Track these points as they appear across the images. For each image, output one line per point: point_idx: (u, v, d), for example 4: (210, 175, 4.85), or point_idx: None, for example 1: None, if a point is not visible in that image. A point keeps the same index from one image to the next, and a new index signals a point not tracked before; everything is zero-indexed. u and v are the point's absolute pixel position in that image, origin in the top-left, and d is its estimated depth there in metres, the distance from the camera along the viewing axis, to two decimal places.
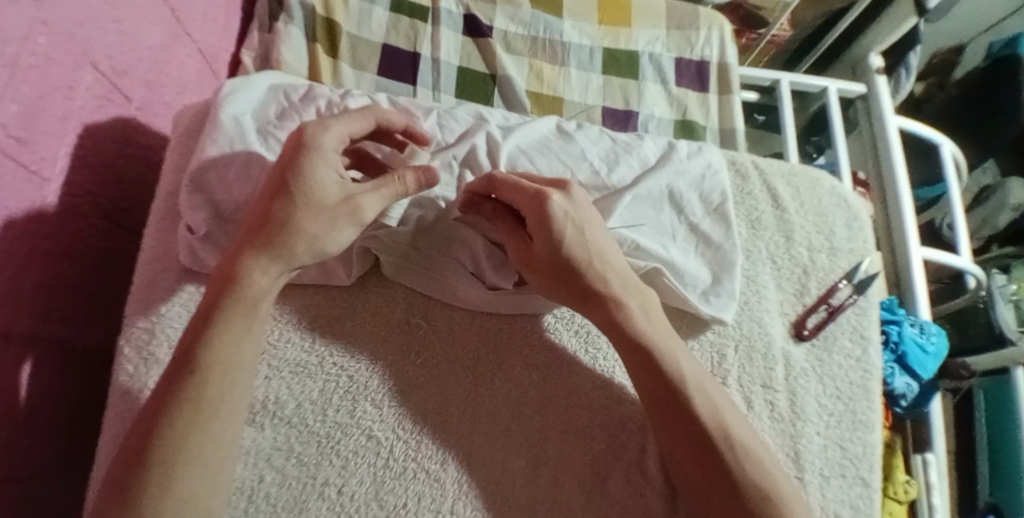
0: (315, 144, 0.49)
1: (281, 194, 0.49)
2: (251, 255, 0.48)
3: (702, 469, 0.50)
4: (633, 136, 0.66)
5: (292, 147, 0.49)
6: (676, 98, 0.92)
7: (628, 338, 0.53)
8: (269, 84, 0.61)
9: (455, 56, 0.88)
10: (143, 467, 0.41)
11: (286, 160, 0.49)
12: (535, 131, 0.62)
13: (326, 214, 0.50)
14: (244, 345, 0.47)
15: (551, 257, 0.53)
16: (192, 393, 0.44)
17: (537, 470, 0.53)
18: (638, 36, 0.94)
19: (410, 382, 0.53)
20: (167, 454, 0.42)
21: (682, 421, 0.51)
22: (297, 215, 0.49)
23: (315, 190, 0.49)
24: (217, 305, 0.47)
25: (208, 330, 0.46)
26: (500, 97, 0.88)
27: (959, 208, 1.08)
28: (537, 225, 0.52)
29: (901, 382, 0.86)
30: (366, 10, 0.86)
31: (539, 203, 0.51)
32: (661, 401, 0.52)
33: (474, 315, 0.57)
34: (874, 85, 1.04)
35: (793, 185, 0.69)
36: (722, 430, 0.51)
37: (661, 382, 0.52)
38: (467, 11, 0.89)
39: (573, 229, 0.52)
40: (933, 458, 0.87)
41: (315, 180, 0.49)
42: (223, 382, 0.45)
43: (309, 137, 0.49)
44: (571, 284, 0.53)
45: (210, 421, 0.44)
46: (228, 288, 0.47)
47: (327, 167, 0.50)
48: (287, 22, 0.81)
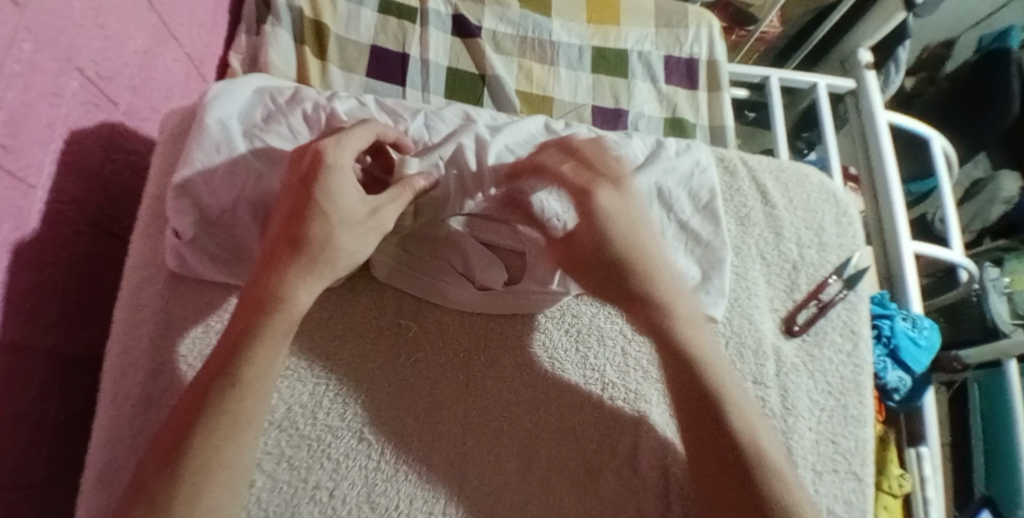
0: (334, 164, 0.50)
1: (309, 210, 0.49)
2: (293, 273, 0.48)
3: (734, 480, 0.48)
4: (622, 133, 0.66)
5: (311, 168, 0.49)
6: (665, 96, 0.92)
7: (665, 339, 0.52)
8: (256, 87, 0.60)
9: (444, 56, 0.88)
10: (180, 478, 0.41)
11: (307, 180, 0.49)
12: (523, 130, 0.62)
13: (357, 229, 0.50)
14: (280, 356, 0.47)
15: (597, 250, 0.53)
16: (227, 405, 0.44)
17: (529, 470, 0.53)
18: (627, 34, 0.94)
19: (404, 384, 0.53)
20: (204, 464, 0.42)
21: (709, 416, 0.50)
22: (333, 232, 0.49)
23: (343, 208, 0.49)
24: (257, 323, 0.46)
25: (251, 341, 0.46)
26: (490, 98, 0.88)
27: (952, 203, 1.08)
28: (583, 218, 0.53)
29: (893, 376, 0.88)
30: (353, 12, 0.86)
31: (585, 197, 0.53)
32: (696, 408, 0.51)
33: (463, 317, 0.56)
34: (863, 81, 1.04)
35: (782, 181, 0.69)
36: (756, 450, 0.49)
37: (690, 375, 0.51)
38: (455, 11, 0.89)
39: (619, 230, 0.53)
40: (927, 452, 0.88)
41: (341, 198, 0.49)
42: (256, 394, 0.45)
43: (330, 158, 0.50)
44: (616, 278, 0.54)
45: (242, 433, 0.44)
46: (271, 304, 0.47)
47: (349, 184, 0.50)
48: (275, 25, 0.81)
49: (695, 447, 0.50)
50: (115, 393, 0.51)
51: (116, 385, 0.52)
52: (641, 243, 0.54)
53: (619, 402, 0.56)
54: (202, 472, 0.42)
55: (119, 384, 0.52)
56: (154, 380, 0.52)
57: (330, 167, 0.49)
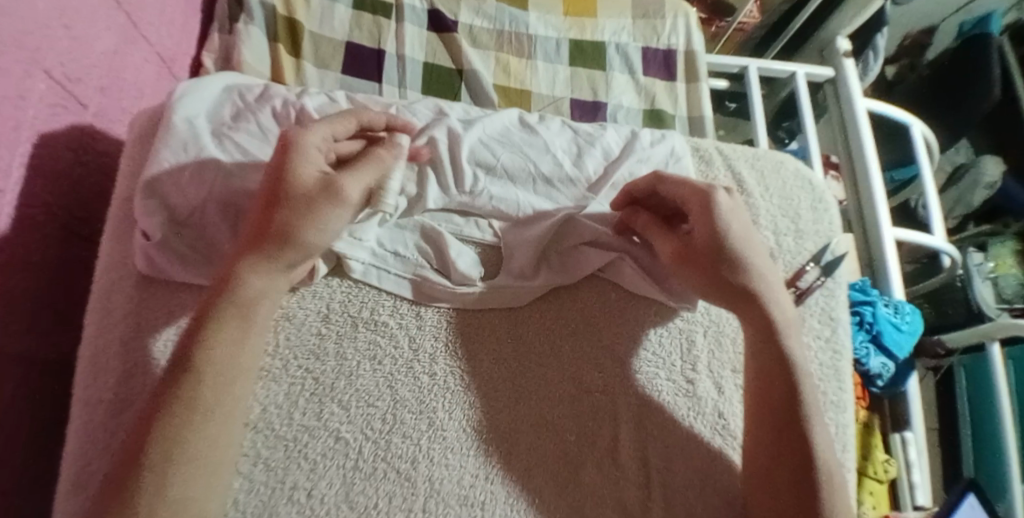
0: (299, 143, 0.49)
1: (281, 204, 0.47)
2: (250, 259, 0.47)
3: (792, 484, 0.51)
4: (596, 125, 0.66)
5: (279, 150, 0.49)
6: (643, 88, 0.92)
7: (765, 346, 0.54)
8: (224, 85, 0.60)
9: (420, 51, 0.87)
10: (143, 468, 0.41)
11: (275, 163, 0.49)
12: (498, 122, 0.61)
13: (304, 202, 0.48)
14: (240, 346, 0.47)
15: (706, 250, 0.54)
16: (185, 394, 0.44)
17: (510, 464, 0.52)
18: (604, 26, 0.94)
19: (381, 382, 0.53)
20: (167, 454, 0.42)
21: (783, 425, 0.52)
22: (297, 221, 0.47)
23: (297, 182, 0.48)
24: (209, 311, 0.46)
25: (203, 328, 0.45)
26: (468, 92, 0.87)
27: (932, 189, 1.09)
28: (701, 216, 0.54)
29: (876, 362, 0.90)
30: (328, 8, 0.85)
31: (704, 197, 0.54)
32: (779, 422, 0.52)
33: (441, 313, 0.56)
34: (842, 69, 1.04)
35: (757, 169, 0.68)
36: (823, 460, 0.52)
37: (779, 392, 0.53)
38: (431, 6, 0.89)
39: (737, 228, 0.54)
40: (912, 437, 0.89)
41: (296, 172, 0.48)
42: (214, 383, 0.45)
43: (292, 136, 0.49)
44: (733, 283, 0.54)
45: (206, 424, 0.44)
46: (224, 289, 0.46)
47: (308, 162, 0.49)
48: (248, 23, 0.80)
49: (757, 452, 0.53)
50: (88, 398, 0.51)
51: (89, 389, 0.51)
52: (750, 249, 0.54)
53: (599, 393, 0.56)
54: (167, 465, 0.42)
55: (91, 388, 0.51)
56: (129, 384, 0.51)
57: (301, 148, 0.49)
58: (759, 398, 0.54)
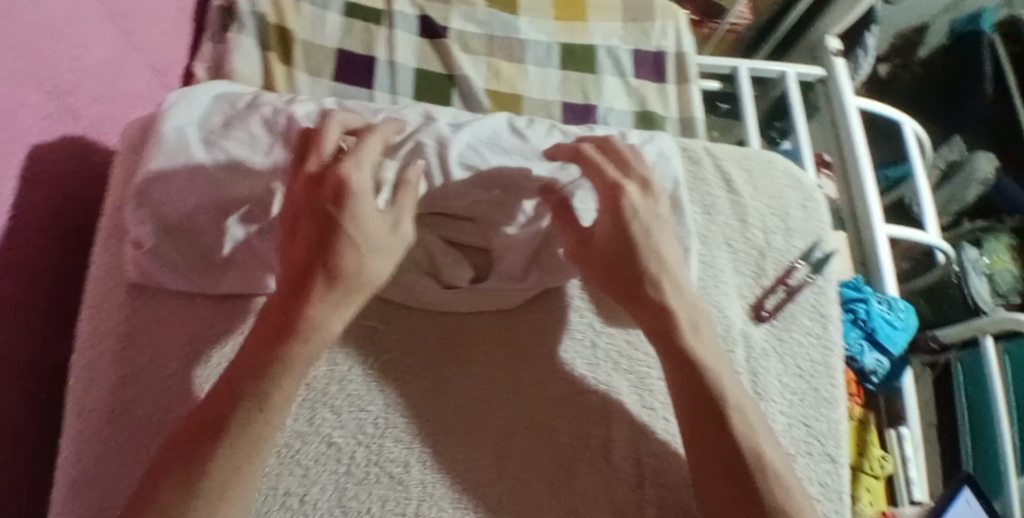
0: (358, 188, 0.47)
1: (338, 239, 0.46)
2: (317, 300, 0.46)
3: (736, 481, 0.49)
4: (585, 128, 0.65)
5: (331, 189, 0.46)
6: (634, 91, 0.92)
7: (678, 350, 0.53)
8: (216, 94, 0.60)
9: (412, 57, 0.88)
10: (197, 494, 0.41)
11: (327, 200, 0.46)
12: (487, 127, 0.60)
13: (383, 251, 0.48)
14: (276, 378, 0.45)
15: (609, 245, 0.54)
16: (250, 427, 0.44)
17: (502, 466, 0.53)
18: (594, 30, 0.95)
19: (406, 388, 0.54)
20: (222, 483, 0.42)
21: (712, 418, 0.51)
22: (366, 261, 0.47)
23: (370, 233, 0.47)
24: (279, 348, 0.45)
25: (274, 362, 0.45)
26: (459, 97, 0.88)
27: (925, 187, 1.11)
28: (607, 216, 0.54)
29: (870, 358, 0.92)
30: (319, 16, 0.86)
31: (613, 194, 0.54)
32: (705, 417, 0.51)
33: (432, 315, 0.57)
34: (832, 68, 1.05)
35: (746, 169, 0.68)
36: (754, 451, 0.50)
37: (701, 386, 0.52)
38: (422, 13, 0.90)
39: (642, 230, 0.54)
40: (908, 434, 0.89)
41: (366, 222, 0.47)
42: (271, 416, 0.45)
43: (348, 179, 0.47)
44: (630, 282, 0.54)
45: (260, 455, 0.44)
46: (291, 327, 0.46)
47: (372, 208, 0.48)
48: (240, 32, 0.81)
49: (699, 451, 0.50)
50: (80, 407, 0.51)
51: (83, 398, 0.51)
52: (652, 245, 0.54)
53: (592, 394, 0.56)
54: (221, 495, 0.42)
55: (85, 396, 0.51)
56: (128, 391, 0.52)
57: (358, 192, 0.47)
58: (679, 395, 0.52)
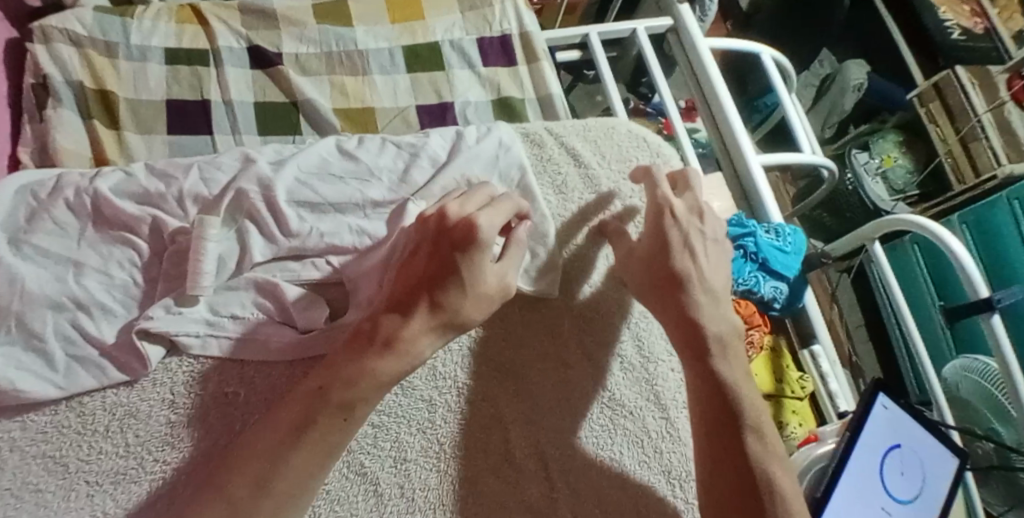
0: (486, 240, 0.50)
1: (451, 280, 0.49)
2: (430, 338, 0.49)
3: (740, 496, 0.50)
4: (419, 134, 0.62)
5: (466, 232, 0.49)
6: (487, 79, 0.92)
7: (698, 354, 0.55)
8: (19, 185, 0.55)
9: (249, 93, 0.84)
10: (268, 499, 0.42)
11: (457, 249, 0.49)
12: (311, 156, 0.57)
13: (483, 300, 0.50)
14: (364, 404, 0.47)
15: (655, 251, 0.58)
16: (326, 436, 0.46)
17: (406, 497, 0.51)
18: (434, 26, 0.92)
19: (421, 407, 0.54)
20: (291, 487, 0.43)
21: (725, 426, 0.52)
22: (467, 305, 0.49)
23: (479, 283, 0.50)
24: (370, 360, 0.47)
25: (367, 375, 0.46)
26: (310, 124, 0.85)
27: (792, 109, 1.14)
28: (654, 224, 0.59)
29: (768, 286, 0.94)
30: (139, 69, 0.80)
31: (659, 207, 0.60)
32: (716, 425, 0.52)
33: (294, 364, 0.52)
34: (679, 16, 1.06)
35: (591, 139, 0.66)
36: (763, 470, 0.50)
37: (719, 394, 0.53)
38: (250, 44, 0.85)
39: (680, 235, 0.59)
40: (819, 349, 0.93)
41: (483, 268, 0.50)
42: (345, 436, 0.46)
43: (483, 232, 0.49)
44: (663, 281, 0.57)
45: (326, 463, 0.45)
46: (383, 350, 0.47)
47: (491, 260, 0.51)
48: (55, 106, 0.75)
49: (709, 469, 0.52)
50: None
51: None
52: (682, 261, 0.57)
53: (484, 402, 0.56)
54: (288, 496, 0.44)
55: None
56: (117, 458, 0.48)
57: (482, 243, 0.49)
58: (699, 404, 0.54)
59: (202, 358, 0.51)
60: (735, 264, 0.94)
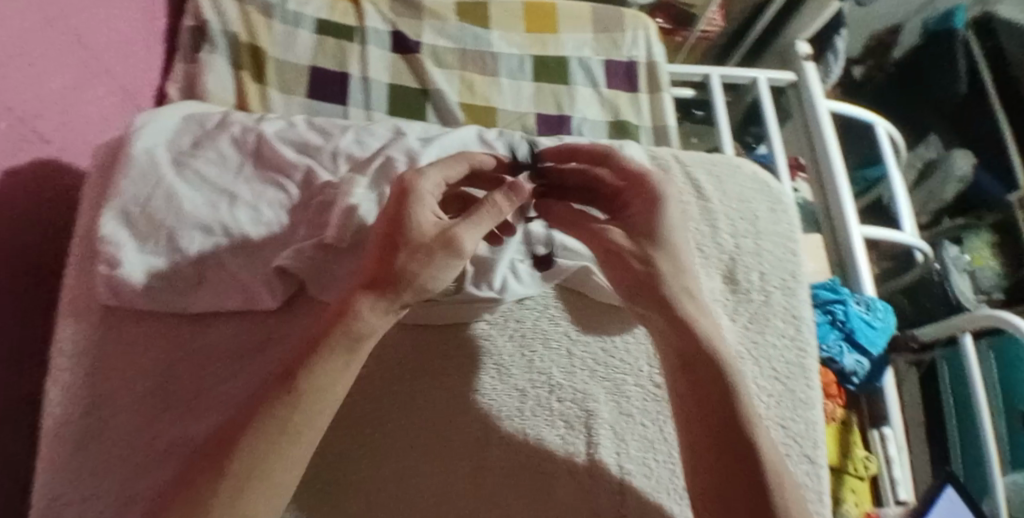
0: (418, 192, 0.49)
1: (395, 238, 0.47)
2: (365, 296, 0.46)
3: None
4: (553, 139, 0.66)
5: (396, 194, 0.49)
6: (607, 100, 0.93)
7: (695, 381, 0.51)
8: (184, 115, 0.60)
9: (385, 73, 0.88)
10: (217, 474, 0.40)
11: (392, 210, 0.48)
12: (456, 139, 0.62)
13: (423, 252, 0.47)
14: (339, 376, 0.45)
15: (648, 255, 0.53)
16: (276, 412, 0.42)
17: (480, 480, 0.52)
18: (565, 42, 0.95)
19: (505, 396, 0.55)
20: (245, 465, 0.40)
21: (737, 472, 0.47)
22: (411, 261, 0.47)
23: (415, 233, 0.47)
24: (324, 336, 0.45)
25: (313, 354, 0.44)
26: (434, 112, 0.88)
27: (901, 187, 1.11)
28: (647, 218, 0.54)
29: (851, 359, 0.94)
30: (291, 34, 0.86)
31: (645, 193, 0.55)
32: (728, 461, 0.47)
33: (406, 329, 0.56)
34: (802, 72, 1.06)
35: (715, 174, 0.67)
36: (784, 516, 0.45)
37: (736, 443, 0.48)
38: (394, 29, 0.90)
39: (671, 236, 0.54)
40: (889, 433, 0.92)
41: (416, 220, 0.48)
42: (295, 413, 0.42)
43: (409, 183, 0.49)
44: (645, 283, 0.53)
45: (285, 451, 0.42)
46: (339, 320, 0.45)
47: (427, 210, 0.49)
48: (211, 52, 0.81)
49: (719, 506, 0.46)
50: (53, 430, 0.49)
51: (53, 424, 0.49)
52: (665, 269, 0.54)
53: (568, 403, 0.56)
54: (244, 474, 0.40)
55: (57, 418, 0.49)
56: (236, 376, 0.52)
57: (418, 196, 0.49)
58: (692, 438, 0.50)
59: (317, 307, 0.54)
60: (821, 329, 0.95)
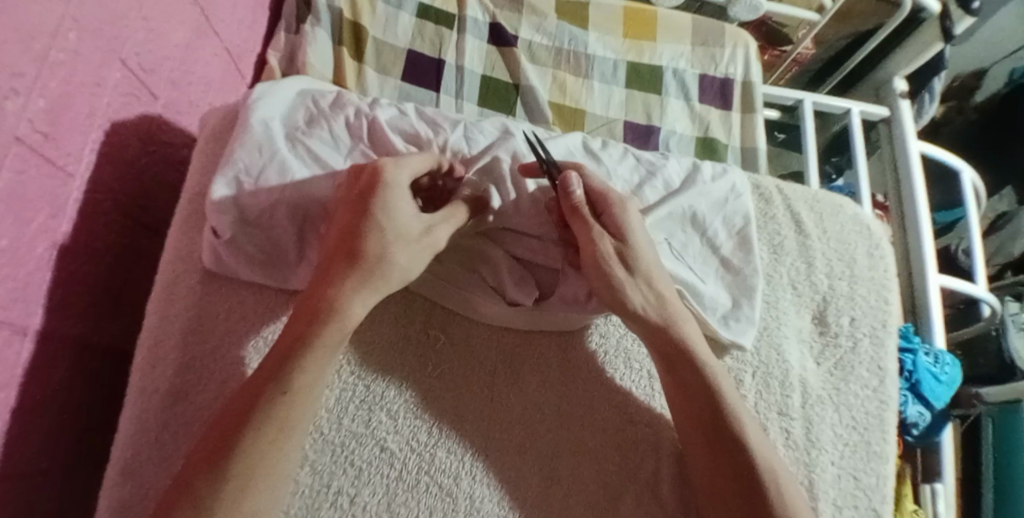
0: (391, 182, 0.50)
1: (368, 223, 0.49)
2: (348, 288, 0.48)
3: None
4: (658, 155, 0.65)
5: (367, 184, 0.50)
6: (698, 115, 0.92)
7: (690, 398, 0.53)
8: (298, 90, 0.60)
9: (479, 63, 0.88)
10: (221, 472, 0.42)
11: (362, 197, 0.50)
12: (561, 145, 0.61)
13: (408, 248, 0.50)
14: (326, 371, 0.47)
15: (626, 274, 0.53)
16: (275, 411, 0.45)
17: (549, 488, 0.53)
18: (662, 51, 0.93)
19: (581, 410, 0.56)
20: (251, 451, 0.43)
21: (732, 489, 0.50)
22: (388, 250, 0.49)
23: (395, 226, 0.50)
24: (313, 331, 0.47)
25: (304, 352, 0.46)
26: (523, 108, 0.88)
27: (977, 235, 1.01)
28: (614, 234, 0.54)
29: (913, 411, 0.83)
30: (392, 15, 0.86)
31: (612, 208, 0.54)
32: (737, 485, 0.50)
33: (493, 331, 0.57)
34: (897, 109, 1.00)
35: (816, 211, 0.68)
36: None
37: (743, 473, 0.50)
38: (492, 20, 0.90)
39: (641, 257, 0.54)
40: (941, 489, 0.84)
41: (392, 212, 0.50)
42: (292, 406, 0.45)
43: (381, 173, 0.50)
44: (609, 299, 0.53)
45: (283, 442, 0.45)
46: (320, 316, 0.47)
47: (402, 202, 0.51)
48: (314, 25, 0.82)
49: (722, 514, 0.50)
50: (143, 386, 0.51)
51: (147, 377, 0.52)
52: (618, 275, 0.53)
53: (643, 426, 0.56)
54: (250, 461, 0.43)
55: (148, 376, 0.52)
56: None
57: (389, 185, 0.50)
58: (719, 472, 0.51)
59: (415, 295, 0.57)
60: None
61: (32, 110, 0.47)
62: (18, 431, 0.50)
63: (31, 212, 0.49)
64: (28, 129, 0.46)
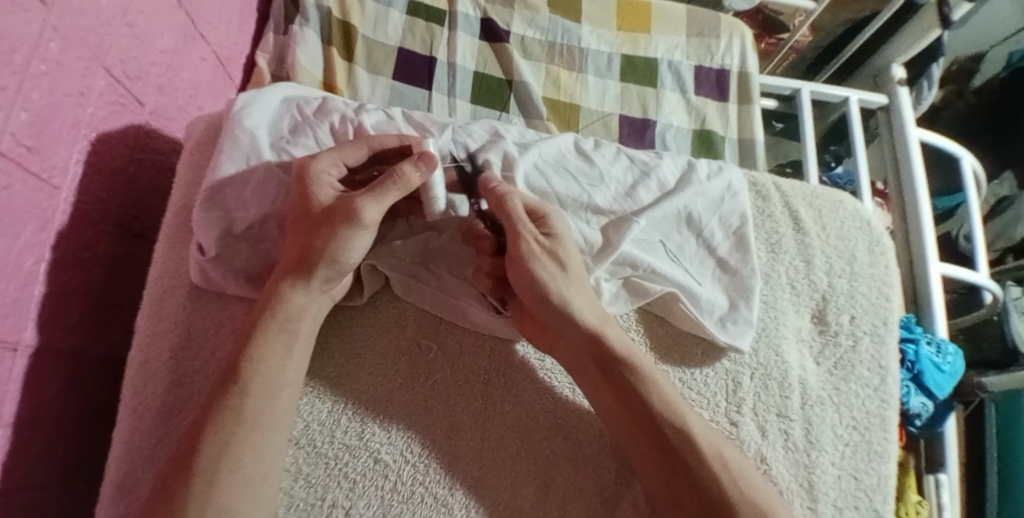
0: (319, 170, 0.52)
1: (302, 215, 0.52)
2: (289, 282, 0.50)
3: None
4: (651, 154, 0.65)
5: (298, 177, 0.52)
6: (694, 107, 0.90)
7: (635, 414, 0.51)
8: (283, 97, 0.60)
9: (471, 60, 0.86)
10: (194, 470, 0.43)
11: (299, 191, 0.52)
12: (552, 147, 0.61)
13: (326, 227, 0.50)
14: (284, 361, 0.49)
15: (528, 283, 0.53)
16: (245, 408, 0.46)
17: (546, 495, 0.52)
18: (658, 43, 0.92)
19: (577, 417, 0.55)
20: (218, 442, 0.45)
21: (690, 491, 0.48)
22: (319, 238, 0.50)
23: (315, 206, 0.51)
24: (259, 324, 0.49)
25: (253, 343, 0.48)
26: (517, 104, 0.86)
27: (978, 221, 0.98)
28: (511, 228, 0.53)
29: (916, 401, 0.80)
30: (382, 13, 0.84)
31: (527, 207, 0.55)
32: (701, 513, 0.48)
33: (485, 339, 0.57)
34: (896, 97, 0.97)
35: (815, 208, 0.67)
36: None
37: (688, 483, 0.49)
38: (484, 15, 0.88)
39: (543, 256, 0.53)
40: (945, 479, 0.81)
41: (315, 195, 0.52)
42: (251, 398, 0.47)
43: (304, 165, 0.53)
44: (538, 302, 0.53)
45: (248, 433, 0.46)
46: (268, 307, 0.50)
47: (325, 186, 0.52)
48: (303, 25, 0.80)
49: None
50: (135, 404, 0.51)
51: (139, 394, 0.51)
52: (547, 272, 0.53)
53: None
54: (218, 456, 0.44)
55: (140, 393, 0.51)
56: (323, 367, 0.54)
57: (316, 176, 0.52)
58: (663, 484, 0.49)
59: (407, 303, 0.57)
60: None
61: (14, 123, 0.46)
62: (15, 450, 0.49)
63: (16, 227, 0.48)
64: (10, 143, 0.45)
